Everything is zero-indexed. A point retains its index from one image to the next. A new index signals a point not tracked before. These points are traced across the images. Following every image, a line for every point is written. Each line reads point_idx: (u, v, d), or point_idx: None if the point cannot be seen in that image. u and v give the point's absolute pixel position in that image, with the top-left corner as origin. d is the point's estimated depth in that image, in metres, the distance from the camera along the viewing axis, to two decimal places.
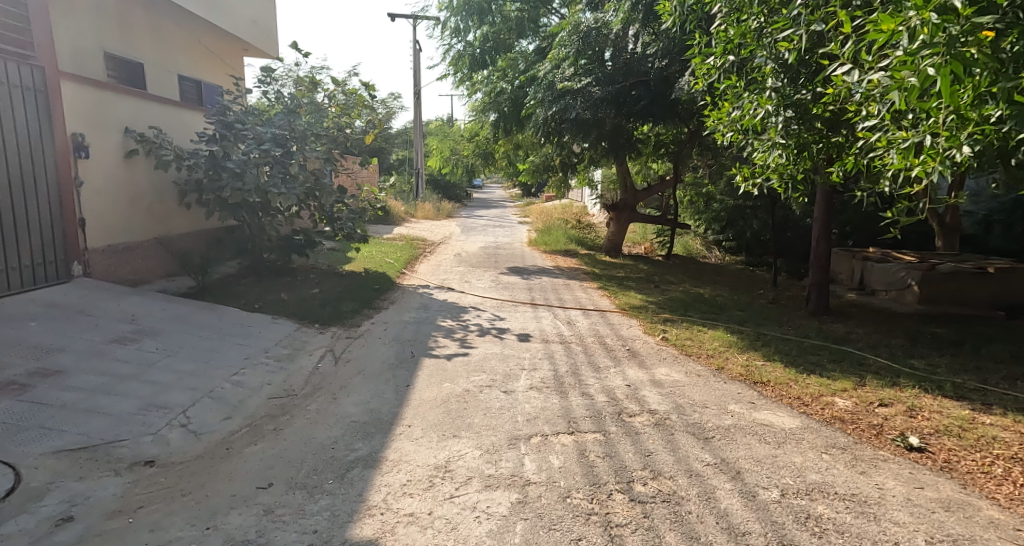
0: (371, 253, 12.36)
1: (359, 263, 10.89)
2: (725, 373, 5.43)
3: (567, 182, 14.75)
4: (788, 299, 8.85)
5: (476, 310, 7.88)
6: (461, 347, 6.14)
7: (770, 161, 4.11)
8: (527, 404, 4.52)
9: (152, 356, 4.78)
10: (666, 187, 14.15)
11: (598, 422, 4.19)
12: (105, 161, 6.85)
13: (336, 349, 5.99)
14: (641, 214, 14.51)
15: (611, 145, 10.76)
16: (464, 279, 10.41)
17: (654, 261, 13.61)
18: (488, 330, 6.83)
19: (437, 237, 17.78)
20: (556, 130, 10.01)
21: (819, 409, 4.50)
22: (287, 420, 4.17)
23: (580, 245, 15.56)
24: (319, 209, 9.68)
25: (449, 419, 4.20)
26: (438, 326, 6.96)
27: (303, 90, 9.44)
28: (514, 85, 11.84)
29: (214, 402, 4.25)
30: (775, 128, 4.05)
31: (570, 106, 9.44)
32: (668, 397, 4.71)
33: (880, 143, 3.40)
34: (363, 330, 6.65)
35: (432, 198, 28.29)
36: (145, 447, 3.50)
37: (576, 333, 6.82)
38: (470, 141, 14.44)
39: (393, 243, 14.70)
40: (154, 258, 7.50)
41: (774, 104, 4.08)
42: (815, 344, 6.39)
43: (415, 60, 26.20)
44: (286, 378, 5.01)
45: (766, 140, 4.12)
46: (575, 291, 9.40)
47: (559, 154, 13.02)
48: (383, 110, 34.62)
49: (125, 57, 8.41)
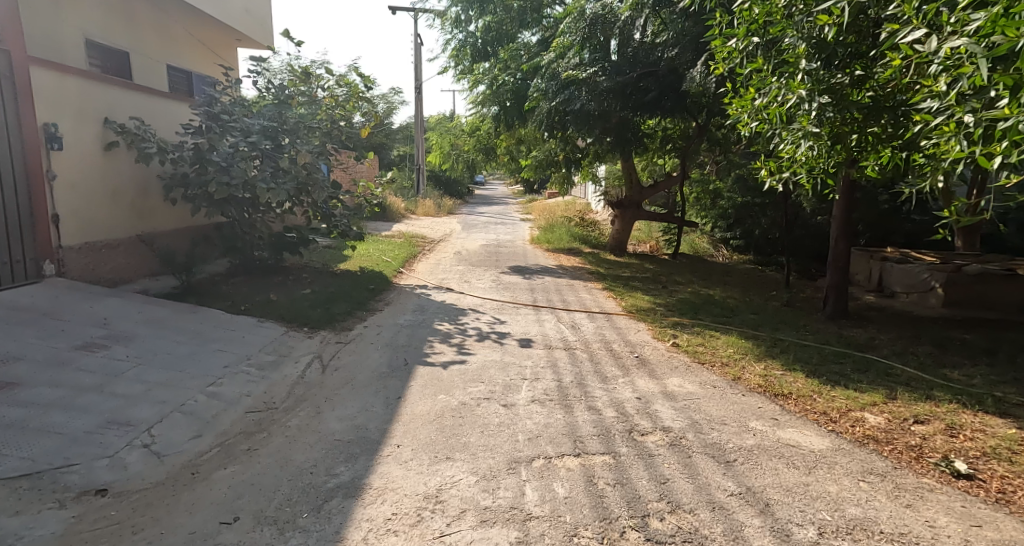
0: (368, 251, 11.99)
1: (355, 262, 10.52)
2: (742, 385, 5.02)
3: (571, 179, 14.35)
4: (802, 301, 8.45)
5: (476, 312, 7.50)
6: (458, 354, 5.75)
7: (801, 154, 3.69)
8: (529, 421, 4.13)
9: (121, 366, 4.40)
10: (673, 183, 13.75)
11: (606, 441, 3.80)
12: (82, 154, 6.46)
13: (325, 355, 5.60)
14: (646, 212, 14.11)
15: (616, 140, 10.37)
16: (464, 279, 10.03)
17: (659, 260, 13.21)
18: (487, 334, 6.44)
19: (437, 234, 17.42)
20: (560, 123, 9.61)
21: (850, 426, 4.10)
22: (264, 439, 3.78)
23: (583, 244, 15.16)
24: (313, 206, 9.30)
25: (443, 438, 3.80)
26: (435, 330, 6.58)
27: (295, 81, 9.05)
28: (516, 78, 11.44)
29: (184, 418, 3.87)
30: (807, 116, 3.63)
31: (574, 97, 9.04)
32: (683, 412, 4.32)
33: (951, 125, 2.98)
34: (354, 335, 6.27)
35: (433, 194, 27.95)
36: (99, 473, 3.12)
37: (581, 338, 6.43)
38: (471, 135, 14.03)
39: (392, 241, 14.32)
40: (136, 256, 7.11)
41: (807, 89, 3.66)
42: (837, 351, 5.98)
43: (416, 54, 25.86)
44: (267, 389, 4.62)
45: (797, 127, 3.70)
46: (579, 292, 9.01)
47: (563, 149, 12.63)
48: (384, 105, 34.28)
49: (109, 45, 8.02)
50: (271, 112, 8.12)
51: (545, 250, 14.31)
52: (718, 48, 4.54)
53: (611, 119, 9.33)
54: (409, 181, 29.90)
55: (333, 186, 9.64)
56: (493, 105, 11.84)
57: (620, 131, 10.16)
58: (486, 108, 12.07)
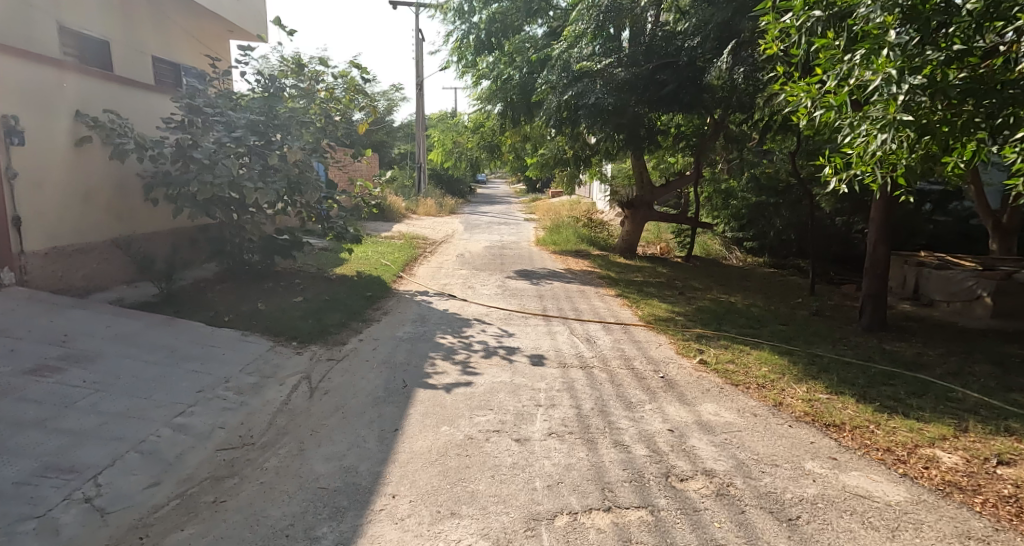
0: (367, 254, 11.41)
1: (352, 266, 9.95)
2: (786, 413, 4.41)
3: (579, 178, 13.77)
4: (833, 311, 7.84)
5: (481, 323, 6.91)
6: (463, 374, 5.16)
7: (884, 147, 3.14)
8: (547, 461, 3.54)
9: (75, 393, 3.81)
10: (686, 182, 13.17)
11: (641, 489, 3.21)
12: (49, 150, 5.87)
13: (314, 375, 5.01)
14: (657, 213, 13.53)
15: (630, 138, 9.78)
16: (467, 285, 9.45)
17: (672, 262, 12.63)
18: (494, 350, 5.85)
19: (439, 235, 16.85)
20: (570, 118, 9.01)
21: (924, 469, 3.50)
22: (234, 486, 3.18)
23: (591, 245, 14.59)
24: (307, 207, 8.72)
25: (447, 486, 3.21)
26: (437, 344, 5.99)
27: (287, 72, 8.45)
28: (523, 71, 10.86)
29: (142, 459, 3.27)
30: (894, 101, 3.07)
31: (588, 89, 8.45)
32: (725, 449, 3.72)
33: None
34: (347, 351, 5.68)
35: (435, 193, 27.37)
36: (22, 540, 2.52)
37: (597, 354, 5.84)
38: (474, 132, 13.44)
39: (392, 243, 13.75)
40: (112, 261, 6.53)
41: (896, 69, 3.10)
42: (885, 370, 5.37)
43: (418, 50, 25.25)
44: (244, 419, 4.02)
45: (877, 115, 3.15)
46: (591, 300, 8.41)
47: (571, 147, 12.05)
48: (385, 102, 33.68)
49: (86, 33, 7.43)
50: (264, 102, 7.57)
51: (551, 253, 13.72)
52: (769, 25, 3.99)
53: (626, 114, 8.73)
54: (409, 180, 29.34)
55: (327, 185, 9.05)
56: (498, 100, 11.24)
57: (634, 127, 9.57)
58: (491, 103, 11.48)
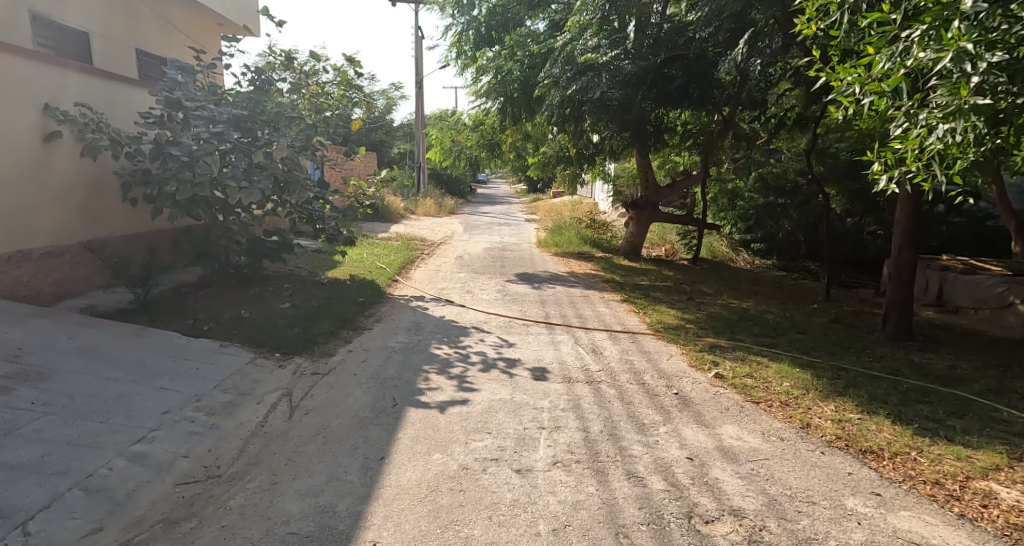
0: (362, 256, 11.00)
1: (345, 269, 9.53)
2: (816, 437, 3.96)
3: (581, 178, 13.35)
4: (852, 318, 7.41)
5: (480, 332, 6.49)
6: (459, 390, 4.73)
7: (950, 137, 2.77)
8: (552, 497, 3.10)
9: (19, 419, 3.38)
10: (692, 182, 12.75)
11: (660, 535, 2.79)
12: (13, 144, 5.43)
13: (296, 391, 4.58)
14: (663, 213, 13.12)
15: (636, 136, 9.37)
16: (466, 289, 9.03)
17: (678, 265, 12.21)
18: (493, 362, 5.42)
19: (438, 236, 16.44)
20: (574, 113, 8.59)
21: (983, 508, 3.06)
22: (190, 532, 2.76)
23: (594, 247, 14.18)
24: (298, 208, 8.31)
25: (437, 530, 2.79)
26: (431, 356, 5.56)
27: (275, 65, 8.01)
28: (524, 66, 10.46)
29: (86, 499, 2.85)
30: (968, 85, 2.72)
31: (593, 83, 8.02)
32: (753, 483, 3.29)
33: None
34: (334, 364, 5.25)
35: (434, 193, 27.00)
36: None
37: (604, 367, 5.41)
38: (474, 130, 13.01)
39: (389, 244, 13.35)
40: (84, 266, 6.11)
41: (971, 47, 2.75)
42: (918, 386, 4.93)
43: (417, 47, 24.84)
44: (213, 445, 3.59)
45: (945, 100, 2.78)
46: (596, 306, 7.99)
47: (574, 145, 11.63)
48: (384, 101, 33.29)
49: (63, 23, 6.98)
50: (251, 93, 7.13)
51: (553, 255, 13.31)
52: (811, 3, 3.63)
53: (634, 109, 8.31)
54: (408, 179, 28.94)
55: (318, 185, 8.63)
56: (498, 96, 10.81)
57: (640, 124, 9.14)
58: (491, 100, 11.06)
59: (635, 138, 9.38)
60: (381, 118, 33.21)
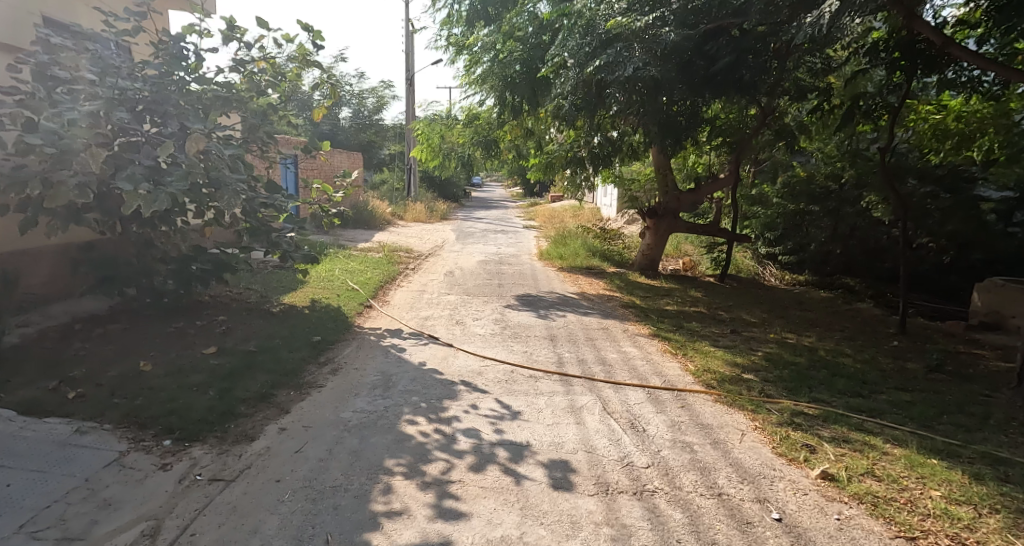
0: (333, 274, 9.31)
1: (308, 293, 7.83)
2: None
3: (590, 181, 11.71)
4: (956, 365, 5.71)
5: (472, 393, 4.76)
6: (438, 517, 2.98)
7: None
8: None
9: None
10: (719, 187, 11.17)
11: None
12: None
13: (170, 526, 2.79)
14: (684, 223, 11.60)
15: (664, 132, 7.74)
16: (455, 320, 7.29)
17: (702, 283, 10.60)
18: (490, 455, 3.69)
19: (427, 246, 14.77)
20: (594, 97, 7.26)
21: None
22: None
23: (603, 260, 12.55)
24: (247, 219, 6.61)
25: None
26: (400, 443, 3.82)
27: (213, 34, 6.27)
28: (529, 45, 8.91)
29: None
30: None
31: (627, 58, 6.58)
32: None
33: None
34: (250, 461, 3.46)
35: (427, 197, 25.33)
36: None
37: (654, 461, 3.68)
38: (467, 126, 11.30)
39: (369, 258, 11.68)
40: None
41: None
42: None
43: (410, 41, 23.20)
44: None
45: None
46: (621, 348, 6.28)
47: (585, 143, 10.02)
48: (375, 100, 31.60)
49: None
50: (173, 50, 5.40)
51: (559, 270, 11.63)
52: None
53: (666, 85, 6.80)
54: (399, 183, 27.29)
55: (267, 189, 6.88)
56: (497, 85, 9.17)
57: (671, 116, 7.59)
58: (488, 89, 9.42)
59: (662, 135, 7.78)
60: (371, 117, 31.53)
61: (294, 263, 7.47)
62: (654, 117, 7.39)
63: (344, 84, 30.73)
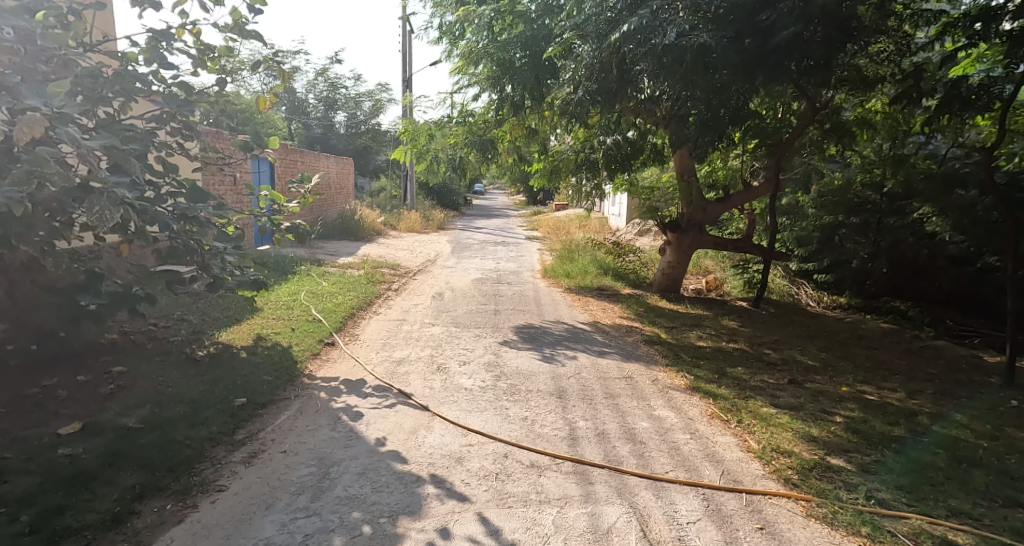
0: (297, 299, 7.79)
1: (256, 327, 6.30)
2: None
3: (601, 189, 10.21)
4: None
5: (445, 504, 3.20)
6: None
7: None
8: None
9: None
10: (750, 197, 9.74)
11: None
12: None
13: None
14: (712, 238, 10.11)
15: (712, 125, 6.07)
16: (436, 365, 5.75)
17: (733, 310, 9.07)
18: None
19: (417, 261, 13.26)
20: (623, 71, 5.96)
21: None
22: None
23: (616, 279, 11.02)
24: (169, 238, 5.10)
25: None
26: None
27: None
28: (534, 23, 7.63)
29: None
30: None
31: (667, 22, 5.48)
32: None
33: None
34: None
35: (423, 205, 23.89)
36: None
37: None
38: (461, 125, 9.79)
39: (348, 276, 10.17)
40: None
41: None
42: None
43: (407, 40, 21.72)
44: None
45: None
46: (653, 412, 4.72)
47: (603, 147, 8.64)
48: (371, 103, 30.09)
49: None
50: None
51: (566, 292, 10.13)
52: None
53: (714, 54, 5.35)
54: (394, 191, 25.82)
55: (189, 197, 5.32)
56: (494, 73, 7.78)
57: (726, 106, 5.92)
58: (484, 78, 7.98)
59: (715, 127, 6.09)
60: (367, 121, 30.03)
61: (236, 290, 5.94)
62: (702, 104, 5.79)
63: (338, 87, 29.27)
